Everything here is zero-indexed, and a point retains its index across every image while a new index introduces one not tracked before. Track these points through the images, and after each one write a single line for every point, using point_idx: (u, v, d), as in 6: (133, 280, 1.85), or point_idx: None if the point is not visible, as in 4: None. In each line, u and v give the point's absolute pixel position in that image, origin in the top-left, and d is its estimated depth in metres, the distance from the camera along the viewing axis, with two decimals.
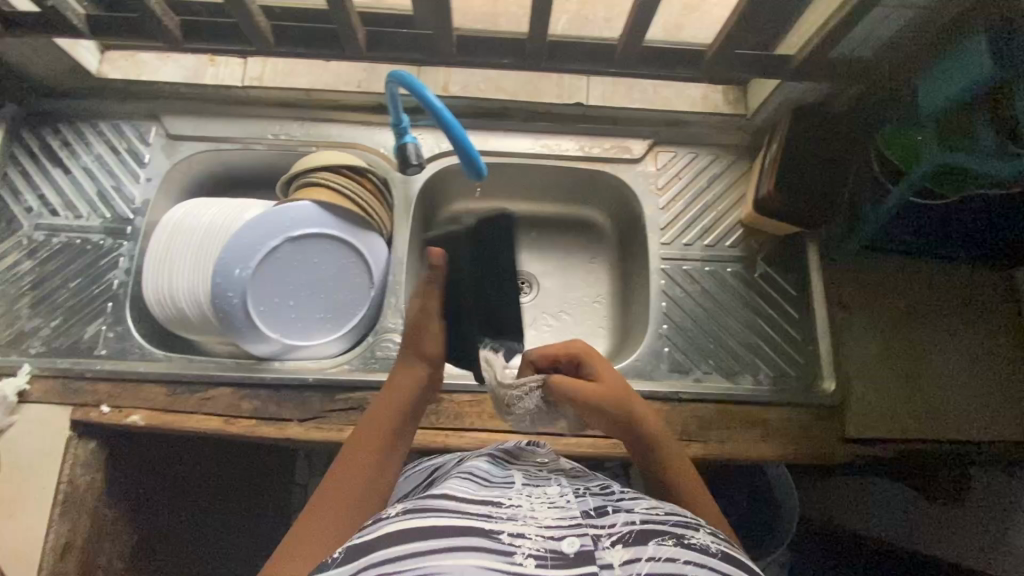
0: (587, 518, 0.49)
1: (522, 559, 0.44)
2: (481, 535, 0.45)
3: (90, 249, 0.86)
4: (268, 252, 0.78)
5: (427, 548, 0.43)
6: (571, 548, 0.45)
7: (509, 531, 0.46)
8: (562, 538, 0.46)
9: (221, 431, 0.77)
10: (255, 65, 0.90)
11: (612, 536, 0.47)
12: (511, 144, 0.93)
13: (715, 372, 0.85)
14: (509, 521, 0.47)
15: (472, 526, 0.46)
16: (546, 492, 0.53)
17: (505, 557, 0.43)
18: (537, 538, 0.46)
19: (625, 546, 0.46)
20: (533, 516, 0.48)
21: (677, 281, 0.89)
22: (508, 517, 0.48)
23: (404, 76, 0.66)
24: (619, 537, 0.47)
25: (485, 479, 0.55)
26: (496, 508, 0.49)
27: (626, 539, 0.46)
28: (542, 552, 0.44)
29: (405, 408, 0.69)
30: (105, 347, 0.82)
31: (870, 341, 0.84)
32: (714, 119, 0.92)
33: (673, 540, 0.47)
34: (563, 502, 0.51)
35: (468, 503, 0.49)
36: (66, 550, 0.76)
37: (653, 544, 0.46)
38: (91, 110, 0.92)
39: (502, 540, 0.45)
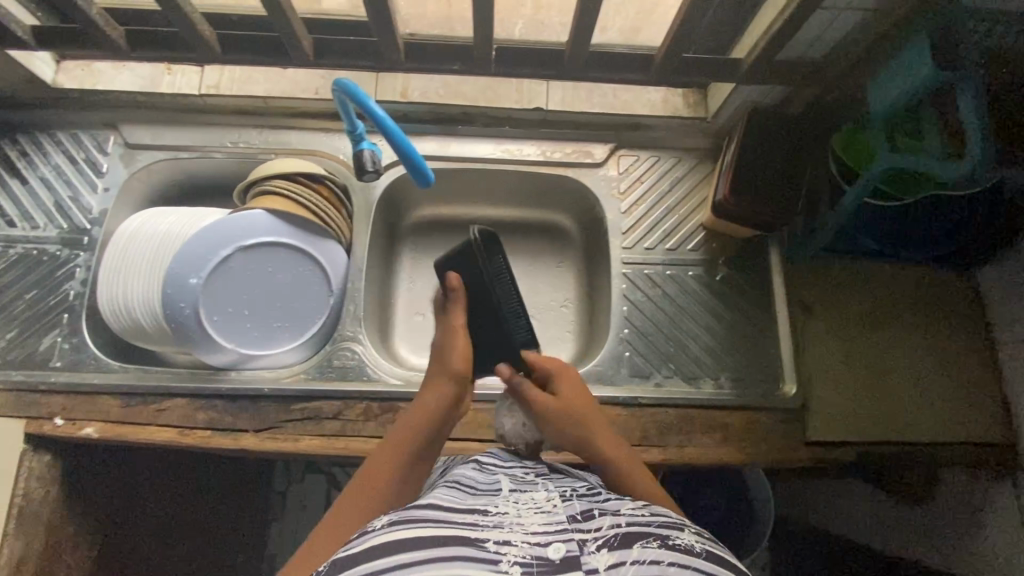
0: (573, 522, 0.47)
1: (507, 567, 0.42)
2: (465, 545, 0.43)
3: (46, 260, 0.86)
4: (220, 261, 0.78)
5: (410, 560, 0.42)
6: (558, 554, 0.43)
7: (494, 540, 0.44)
8: (549, 543, 0.44)
9: (175, 442, 0.77)
10: (212, 73, 0.90)
11: (598, 540, 0.45)
12: (472, 150, 0.92)
13: (676, 377, 0.84)
14: (494, 529, 0.45)
15: (456, 536, 0.44)
16: (533, 497, 0.51)
17: (490, 566, 0.42)
18: (523, 545, 0.44)
19: (611, 550, 0.44)
20: (518, 522, 0.46)
21: (638, 285, 0.88)
22: (493, 525, 0.46)
23: (347, 85, 0.67)
24: (605, 541, 0.45)
25: (472, 486, 0.53)
26: (481, 516, 0.47)
27: (612, 543, 0.45)
28: (527, 558, 0.43)
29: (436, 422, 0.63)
30: (60, 359, 0.81)
31: (831, 345, 0.84)
32: (675, 122, 0.92)
33: (658, 542, 0.45)
34: (550, 507, 0.49)
35: (454, 512, 0.47)
36: (21, 564, 0.75)
37: (638, 547, 0.44)
38: (48, 120, 0.91)
39: (487, 548, 0.43)
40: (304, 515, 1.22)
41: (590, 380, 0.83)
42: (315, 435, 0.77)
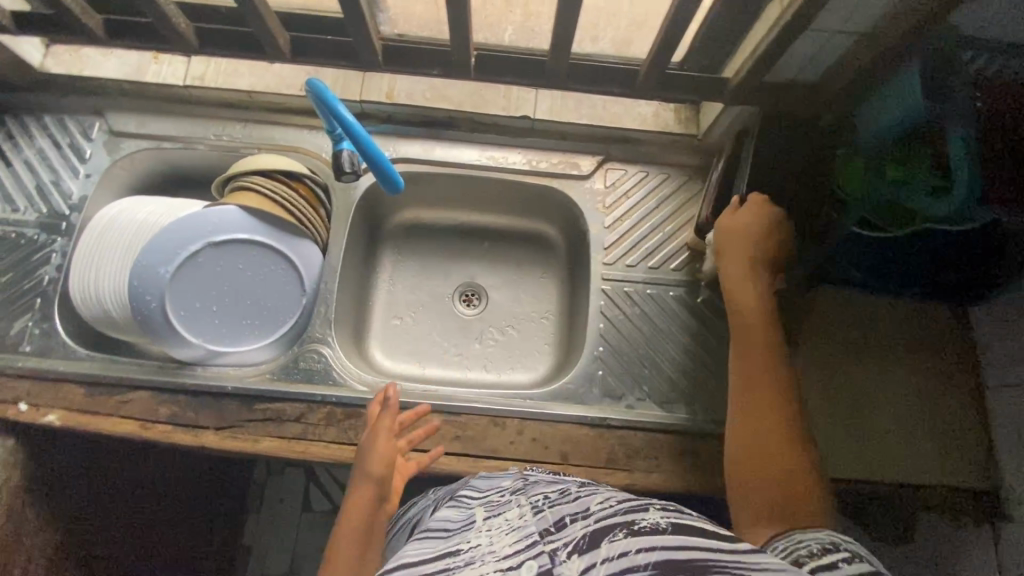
0: (545, 536, 0.44)
1: None
2: None
3: (24, 244, 0.86)
4: (190, 256, 0.77)
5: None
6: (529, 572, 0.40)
7: None
8: (521, 564, 0.41)
9: (136, 435, 0.76)
10: (199, 64, 0.90)
11: (567, 547, 0.42)
12: (456, 155, 0.91)
13: (648, 400, 0.82)
14: (466, 568, 0.43)
15: None
16: (506, 519, 0.49)
17: None
18: None
19: (580, 554, 0.41)
20: (490, 551, 0.44)
21: (616, 302, 0.86)
22: (464, 563, 0.43)
23: (319, 87, 0.66)
24: (575, 546, 0.41)
25: (447, 529, 0.51)
26: (453, 558, 0.44)
27: (579, 547, 0.41)
28: None
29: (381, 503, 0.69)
30: (30, 344, 0.81)
31: (811, 377, 0.82)
32: (665, 138, 0.90)
33: (624, 532, 0.41)
34: (521, 524, 0.47)
35: (424, 562, 0.44)
36: None
37: (605, 543, 0.41)
38: (35, 104, 0.91)
39: None
40: (279, 508, 1.23)
41: (558, 398, 0.81)
42: (275, 437, 0.76)
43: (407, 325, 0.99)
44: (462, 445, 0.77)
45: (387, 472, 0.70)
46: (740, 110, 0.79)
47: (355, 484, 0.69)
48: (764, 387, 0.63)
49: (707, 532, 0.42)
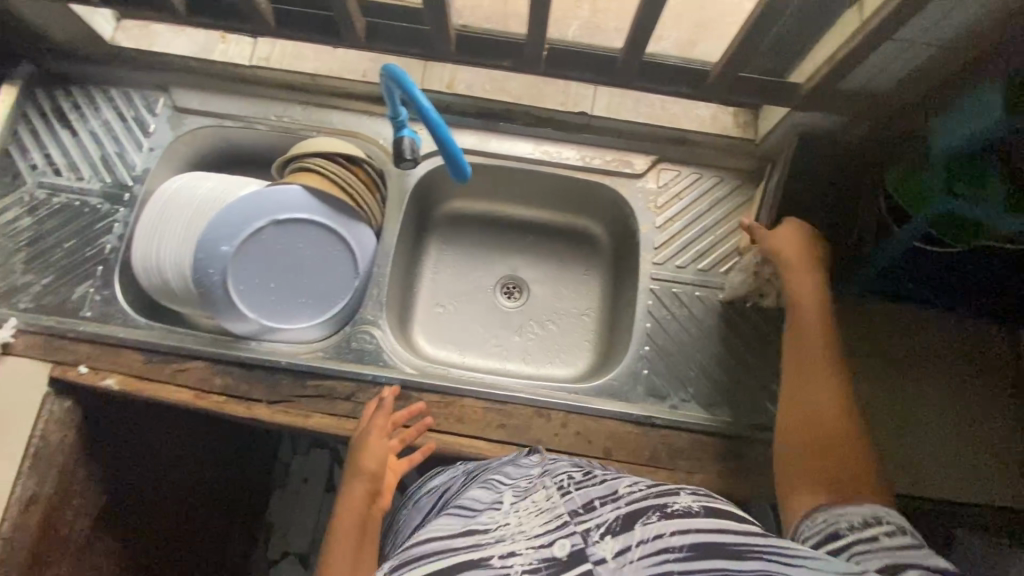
0: (574, 517, 0.46)
1: None
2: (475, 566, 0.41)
3: (88, 212, 0.88)
4: (253, 232, 0.79)
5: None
6: (564, 551, 0.42)
7: (499, 553, 0.42)
8: (552, 543, 0.43)
9: (191, 403, 0.78)
10: (265, 45, 0.91)
11: (600, 528, 0.44)
12: (510, 147, 0.91)
13: (693, 401, 0.82)
14: (498, 544, 0.43)
15: (463, 559, 0.42)
16: (532, 500, 0.50)
17: None
18: (528, 552, 0.42)
19: (614, 536, 0.43)
20: (520, 530, 0.45)
21: (665, 302, 0.86)
22: (496, 539, 0.44)
23: (397, 72, 0.66)
24: (607, 527, 0.44)
25: (474, 507, 0.50)
26: (483, 535, 0.45)
27: (613, 528, 0.43)
28: (535, 564, 0.41)
29: (370, 499, 0.69)
30: (90, 309, 0.83)
31: (860, 389, 0.81)
32: (722, 141, 0.90)
33: (657, 514, 0.44)
34: (549, 506, 0.48)
35: (456, 534, 0.44)
36: (32, 503, 0.77)
37: (640, 526, 0.43)
38: (102, 76, 0.93)
39: (493, 564, 0.41)
40: (303, 488, 1.21)
41: (603, 394, 0.82)
42: (325, 414, 0.78)
43: (449, 313, 1.00)
44: (507, 434, 0.78)
45: (379, 467, 0.71)
46: (805, 115, 0.78)
47: (350, 475, 0.71)
48: (821, 372, 0.65)
49: (733, 513, 0.44)
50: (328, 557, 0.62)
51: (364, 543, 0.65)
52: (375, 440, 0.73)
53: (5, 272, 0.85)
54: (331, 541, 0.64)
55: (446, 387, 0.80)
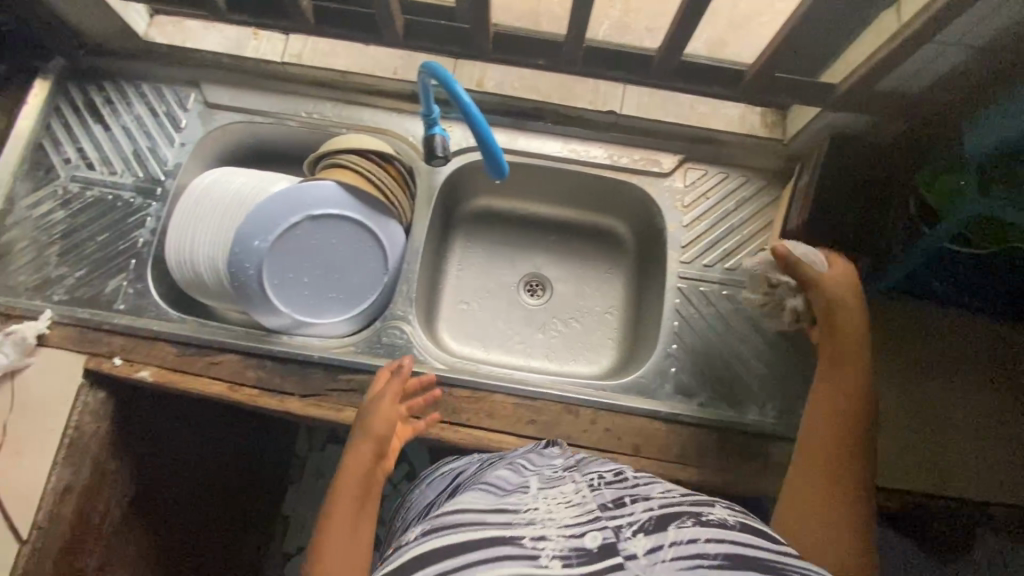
0: (606, 511, 0.44)
1: (547, 561, 0.39)
2: (502, 542, 0.40)
3: (120, 206, 0.89)
4: (288, 227, 0.80)
5: (456, 564, 0.39)
6: (595, 543, 0.41)
7: (530, 534, 0.41)
8: (584, 533, 0.42)
9: (224, 396, 0.79)
10: (297, 42, 0.91)
11: (633, 525, 0.43)
12: (538, 146, 0.92)
13: (721, 400, 0.82)
14: (527, 524, 0.42)
15: (491, 535, 0.41)
16: (562, 489, 0.48)
17: (530, 561, 0.39)
18: (559, 538, 0.41)
19: (646, 534, 0.42)
20: (551, 516, 0.43)
21: (692, 301, 0.87)
22: (526, 520, 0.43)
23: (437, 69, 0.67)
24: (640, 526, 0.43)
25: (501, 484, 0.49)
26: (512, 513, 0.44)
27: (645, 527, 0.43)
28: (566, 551, 0.40)
29: (376, 463, 0.66)
30: (123, 302, 0.84)
31: (886, 389, 0.81)
32: (749, 141, 0.90)
33: (692, 520, 0.43)
34: (579, 497, 0.46)
35: (484, 509, 0.44)
36: (66, 492, 0.78)
37: (673, 528, 0.42)
38: (135, 72, 0.94)
39: (524, 544, 0.40)
40: (319, 483, 1.20)
41: (631, 391, 0.82)
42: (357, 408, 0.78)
43: (473, 310, 1.00)
44: (536, 430, 0.79)
45: (388, 431, 0.68)
46: (836, 116, 0.79)
47: (358, 435, 0.68)
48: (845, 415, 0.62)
49: (768, 535, 0.44)
50: (329, 519, 0.59)
51: (366, 508, 0.62)
52: (386, 402, 0.71)
53: (40, 264, 0.86)
54: (332, 501, 0.61)
55: (475, 383, 0.80)
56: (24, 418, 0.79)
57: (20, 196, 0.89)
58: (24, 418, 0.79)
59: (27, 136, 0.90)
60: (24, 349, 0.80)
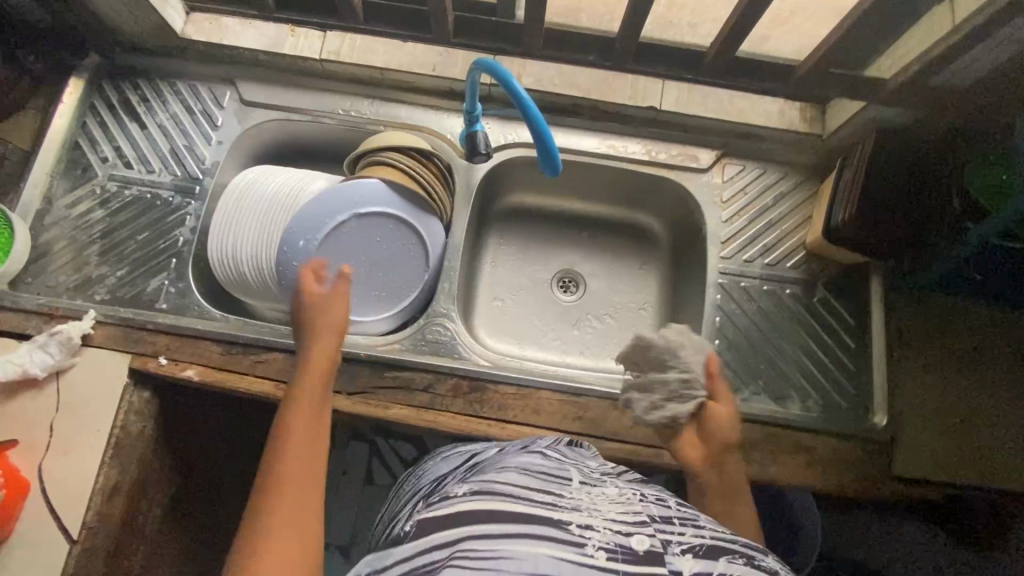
0: (654, 521, 0.43)
1: (593, 550, 0.38)
2: (550, 523, 0.40)
3: (160, 205, 0.89)
4: (335, 226, 0.80)
5: (502, 532, 0.39)
6: (641, 546, 0.40)
7: (577, 522, 0.41)
8: (631, 534, 0.41)
9: (271, 394, 0.79)
10: (334, 39, 0.90)
11: (682, 544, 0.41)
12: (577, 142, 0.92)
13: (764, 394, 0.83)
14: (575, 512, 0.42)
15: (541, 513, 0.41)
16: (607, 492, 0.48)
17: (577, 549, 0.39)
18: (606, 531, 0.40)
19: (695, 557, 0.40)
20: (597, 509, 0.43)
21: (732, 296, 0.88)
22: (573, 508, 0.43)
23: (493, 65, 0.67)
24: (689, 546, 0.41)
25: (542, 468, 0.50)
26: (559, 497, 0.44)
27: (696, 550, 0.41)
28: (612, 546, 0.39)
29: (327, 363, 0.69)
30: (166, 301, 0.85)
31: (930, 381, 0.81)
32: (789, 136, 0.90)
33: (744, 560, 0.42)
34: (626, 500, 0.46)
35: (534, 489, 0.44)
36: (114, 492, 0.77)
37: (724, 560, 0.41)
38: (171, 70, 0.93)
39: (571, 531, 0.40)
40: (343, 481, 1.14)
41: None
42: (404, 405, 0.79)
43: (507, 307, 1.00)
44: (583, 426, 0.79)
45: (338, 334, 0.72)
46: (881, 110, 0.79)
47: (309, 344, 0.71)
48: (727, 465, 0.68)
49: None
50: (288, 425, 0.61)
51: (322, 410, 0.65)
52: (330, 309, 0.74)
53: (80, 264, 0.86)
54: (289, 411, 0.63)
55: (520, 379, 0.80)
56: (69, 418, 0.78)
57: (59, 195, 0.88)
58: (69, 419, 0.78)
59: (63, 135, 0.89)
60: (69, 349, 0.80)
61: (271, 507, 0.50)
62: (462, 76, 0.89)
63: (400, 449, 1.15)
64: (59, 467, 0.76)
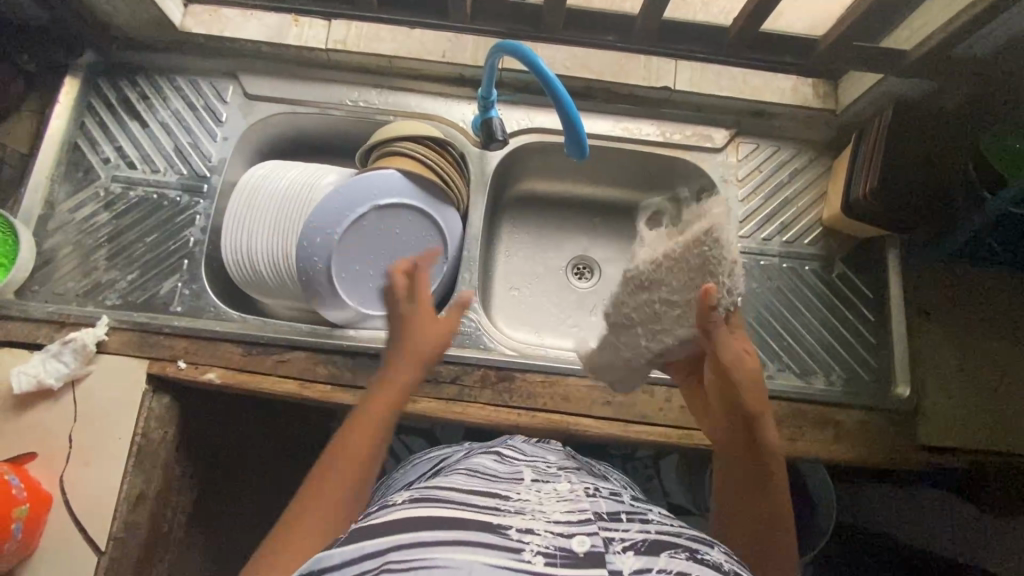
0: (600, 520, 0.44)
1: (530, 556, 0.38)
2: (486, 529, 0.40)
3: (167, 205, 0.86)
4: (355, 220, 0.78)
5: (434, 539, 0.38)
6: (581, 548, 0.40)
7: (517, 526, 0.41)
8: (572, 536, 0.41)
9: (296, 393, 0.77)
10: (340, 28, 0.88)
11: (624, 542, 0.42)
12: (590, 126, 0.91)
13: (789, 371, 0.83)
14: (516, 516, 0.42)
15: (478, 518, 0.41)
16: (553, 489, 0.49)
17: (512, 554, 0.38)
18: (545, 534, 0.40)
19: (636, 554, 0.41)
20: (541, 510, 0.44)
21: (753, 275, 0.88)
22: (514, 511, 0.43)
23: (516, 46, 0.67)
24: (632, 544, 0.42)
25: (494, 473, 0.52)
26: (502, 502, 0.45)
27: (638, 547, 0.42)
28: (551, 549, 0.39)
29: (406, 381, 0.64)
30: (180, 303, 0.82)
31: (949, 352, 0.82)
32: (803, 113, 0.90)
33: (686, 554, 0.42)
34: (572, 498, 0.47)
35: (474, 495, 0.45)
36: (139, 501, 0.75)
37: (665, 556, 0.41)
38: (171, 65, 0.91)
39: (508, 535, 0.39)
40: None
41: None
42: (433, 398, 0.78)
43: (524, 296, 0.98)
44: (613, 411, 0.79)
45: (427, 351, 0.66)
46: (899, 82, 0.79)
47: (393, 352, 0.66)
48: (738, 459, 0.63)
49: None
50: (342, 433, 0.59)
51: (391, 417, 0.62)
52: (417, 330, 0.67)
53: (88, 269, 0.83)
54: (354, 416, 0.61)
55: (547, 367, 0.80)
56: (89, 428, 0.76)
57: (60, 200, 0.86)
58: (88, 429, 0.76)
59: (61, 137, 0.86)
60: (84, 357, 0.77)
61: (309, 501, 0.52)
62: (473, 62, 0.88)
63: (414, 445, 1.14)
64: (81, 477, 0.74)
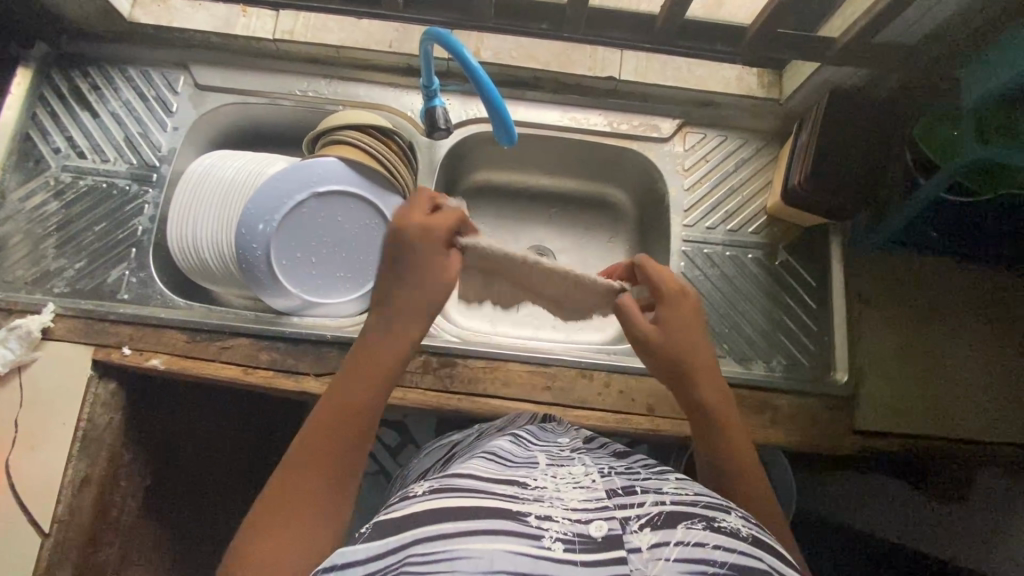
0: (616, 498, 0.46)
1: (550, 542, 0.40)
2: (508, 517, 0.42)
3: (116, 193, 0.87)
4: (294, 207, 0.79)
5: (457, 530, 0.40)
6: (600, 532, 0.42)
7: (536, 514, 0.43)
8: (590, 521, 0.43)
9: (239, 379, 0.79)
10: (287, 19, 0.89)
11: (641, 518, 0.44)
12: (538, 115, 0.91)
13: (728, 357, 0.84)
14: (535, 503, 0.44)
15: (499, 507, 0.42)
16: (569, 471, 0.50)
17: (533, 540, 0.40)
18: (564, 521, 0.42)
19: (653, 529, 0.43)
20: (559, 497, 0.45)
21: (696, 263, 0.89)
22: (533, 498, 0.44)
23: (440, 33, 0.68)
24: (648, 520, 0.44)
25: (507, 455, 0.52)
26: (521, 489, 0.45)
27: (654, 522, 0.43)
28: (569, 535, 0.41)
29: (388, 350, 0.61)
30: (127, 292, 0.83)
31: (888, 337, 0.83)
32: (748, 102, 0.91)
33: (703, 524, 0.44)
34: (589, 481, 0.48)
35: (493, 482, 0.46)
36: (85, 484, 0.76)
37: (682, 528, 0.43)
38: (122, 56, 0.91)
39: (530, 523, 0.41)
40: None
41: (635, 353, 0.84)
42: None
43: None
44: (553, 396, 0.80)
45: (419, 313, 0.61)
46: (834, 71, 0.80)
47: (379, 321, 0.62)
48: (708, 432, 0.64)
49: (779, 557, 0.44)
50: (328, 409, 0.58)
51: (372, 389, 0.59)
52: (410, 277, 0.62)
53: (36, 258, 0.84)
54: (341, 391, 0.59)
55: (490, 352, 0.81)
56: (33, 412, 0.77)
57: (11, 189, 0.86)
58: (33, 413, 0.77)
59: (13, 127, 0.87)
60: (29, 343, 0.78)
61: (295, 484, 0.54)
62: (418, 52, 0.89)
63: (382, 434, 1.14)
64: (25, 461, 0.75)
